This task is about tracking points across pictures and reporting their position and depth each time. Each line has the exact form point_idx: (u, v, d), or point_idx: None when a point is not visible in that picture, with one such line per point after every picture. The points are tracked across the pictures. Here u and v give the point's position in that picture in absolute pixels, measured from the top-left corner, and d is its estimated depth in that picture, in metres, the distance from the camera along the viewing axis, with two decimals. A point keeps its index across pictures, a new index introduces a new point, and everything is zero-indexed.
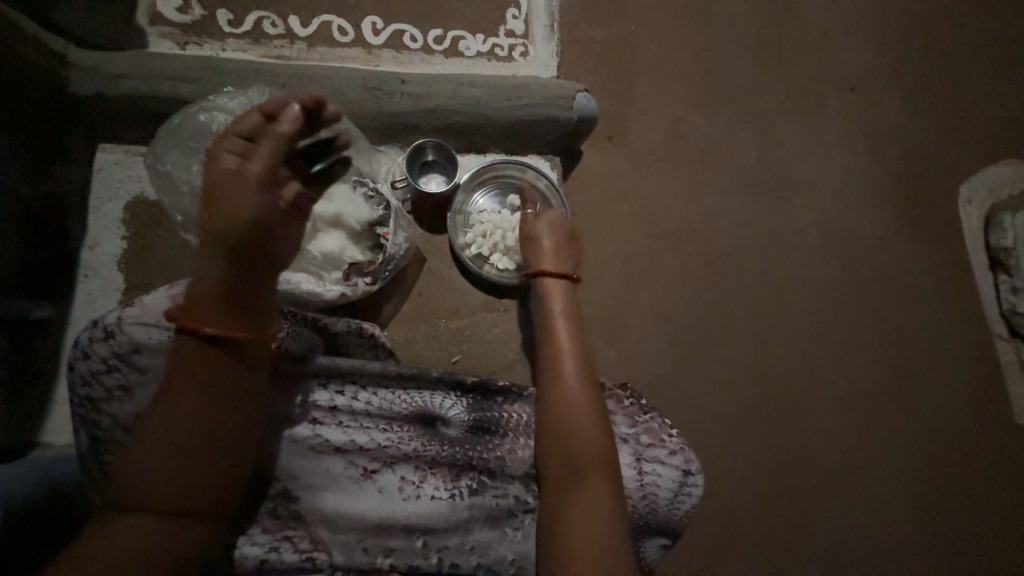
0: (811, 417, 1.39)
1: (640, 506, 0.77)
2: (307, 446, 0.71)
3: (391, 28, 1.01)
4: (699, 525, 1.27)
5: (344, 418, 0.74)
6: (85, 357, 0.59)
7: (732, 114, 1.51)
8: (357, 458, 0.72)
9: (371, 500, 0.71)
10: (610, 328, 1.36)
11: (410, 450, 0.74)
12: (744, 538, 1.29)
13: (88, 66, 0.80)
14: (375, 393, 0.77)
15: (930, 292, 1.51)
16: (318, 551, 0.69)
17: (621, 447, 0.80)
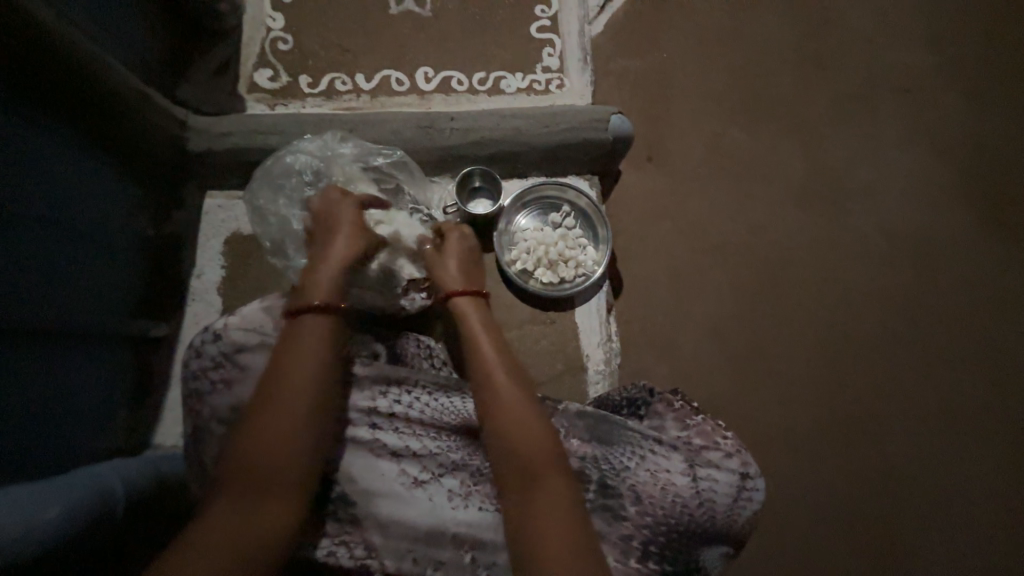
0: (882, 432, 1.33)
1: (698, 515, 0.73)
2: (366, 450, 0.74)
3: (440, 75, 1.15)
4: (762, 540, 1.25)
5: (399, 425, 0.76)
6: (196, 355, 0.69)
7: (774, 125, 1.51)
8: (410, 463, 0.74)
9: (422, 509, 0.73)
10: (660, 343, 1.35)
11: (459, 459, 0.76)
12: (813, 557, 1.25)
13: (202, 129, 0.97)
14: (427, 402, 0.78)
15: (1010, 296, 1.43)
16: (371, 555, 0.71)
17: (672, 455, 0.76)
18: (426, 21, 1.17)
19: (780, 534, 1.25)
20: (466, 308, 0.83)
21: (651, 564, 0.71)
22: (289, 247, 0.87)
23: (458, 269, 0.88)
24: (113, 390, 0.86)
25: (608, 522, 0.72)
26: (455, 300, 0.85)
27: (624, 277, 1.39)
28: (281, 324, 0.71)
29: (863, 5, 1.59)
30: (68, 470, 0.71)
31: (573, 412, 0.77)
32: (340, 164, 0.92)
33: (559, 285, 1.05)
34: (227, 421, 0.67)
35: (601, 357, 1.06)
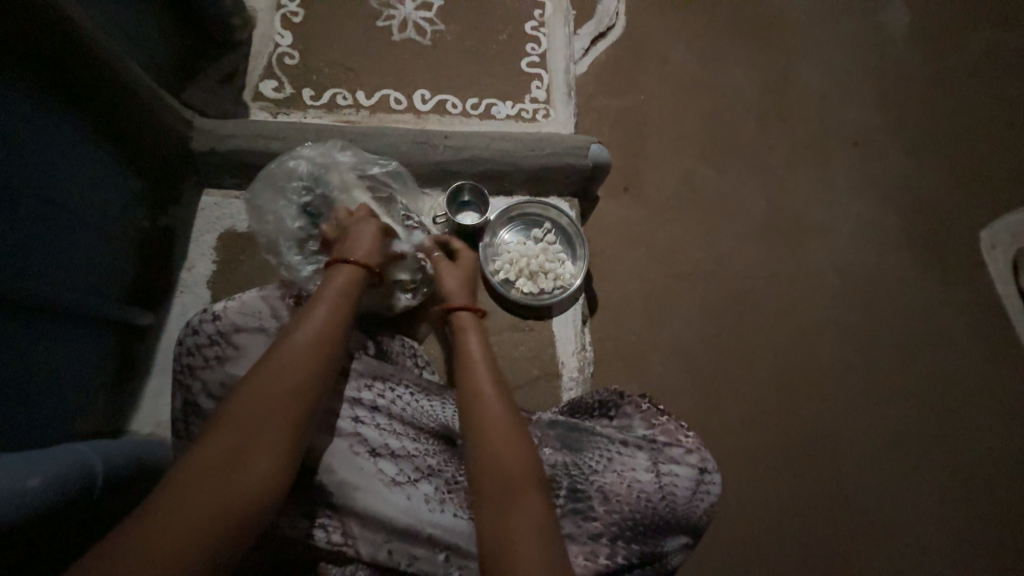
0: (836, 451, 1.42)
1: (661, 510, 0.76)
2: (346, 444, 0.75)
3: (436, 98, 1.24)
4: (726, 552, 1.30)
5: (380, 420, 0.78)
6: (194, 333, 0.72)
7: (738, 166, 1.66)
8: (388, 463, 0.76)
9: (398, 509, 0.73)
10: (633, 361, 1.43)
11: (436, 464, 0.78)
12: (774, 571, 1.30)
13: (207, 129, 1.01)
14: (410, 402, 0.82)
15: (950, 330, 1.58)
16: (347, 543, 0.73)
17: (637, 454, 0.79)
18: (426, 50, 1.27)
19: (745, 550, 1.31)
20: (467, 325, 0.85)
21: (618, 560, 0.73)
22: (284, 246, 0.92)
23: (458, 285, 0.91)
24: (97, 369, 0.87)
25: (578, 523, 0.74)
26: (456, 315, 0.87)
27: (600, 297, 1.47)
28: (279, 315, 0.75)
29: (815, 67, 1.79)
30: (51, 445, 0.72)
31: (545, 420, 0.82)
32: (338, 172, 0.97)
33: (538, 295, 1.12)
34: (215, 398, 0.69)
35: (575, 364, 1.12)
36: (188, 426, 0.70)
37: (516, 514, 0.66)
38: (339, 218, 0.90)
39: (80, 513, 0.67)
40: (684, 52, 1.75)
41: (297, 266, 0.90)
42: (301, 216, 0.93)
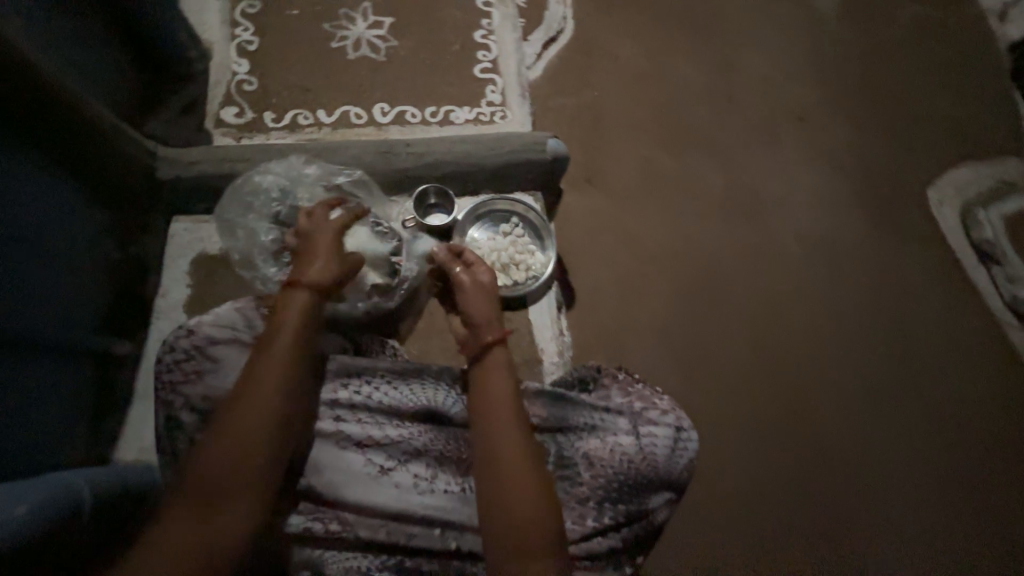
0: (816, 409, 1.49)
1: (644, 470, 0.80)
2: (332, 440, 0.78)
3: (395, 109, 1.28)
4: (720, 517, 1.35)
5: (361, 414, 0.80)
6: (171, 349, 0.74)
7: (694, 150, 1.74)
8: (375, 452, 0.78)
9: (389, 494, 0.76)
10: (613, 345, 1.48)
11: (421, 445, 0.80)
12: (768, 530, 1.36)
13: (172, 158, 1.04)
14: (388, 392, 0.83)
15: (911, 284, 1.67)
16: (345, 531, 0.75)
17: (617, 419, 0.83)
18: (382, 66, 1.32)
19: (739, 515, 1.36)
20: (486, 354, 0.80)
21: (606, 520, 0.76)
22: (257, 258, 0.94)
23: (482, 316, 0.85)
24: (77, 400, 0.88)
25: (566, 487, 0.78)
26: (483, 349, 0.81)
27: (576, 287, 1.52)
28: (252, 323, 0.77)
29: (756, 52, 1.90)
30: (37, 476, 0.74)
31: (534, 390, 0.84)
32: (305, 185, 1.00)
33: (513, 286, 1.16)
34: (198, 410, 0.71)
35: (555, 349, 1.16)
36: (173, 442, 0.71)
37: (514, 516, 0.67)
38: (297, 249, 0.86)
39: (73, 537, 0.68)
40: (632, 49, 1.83)
41: (271, 276, 0.93)
42: (270, 227, 0.94)
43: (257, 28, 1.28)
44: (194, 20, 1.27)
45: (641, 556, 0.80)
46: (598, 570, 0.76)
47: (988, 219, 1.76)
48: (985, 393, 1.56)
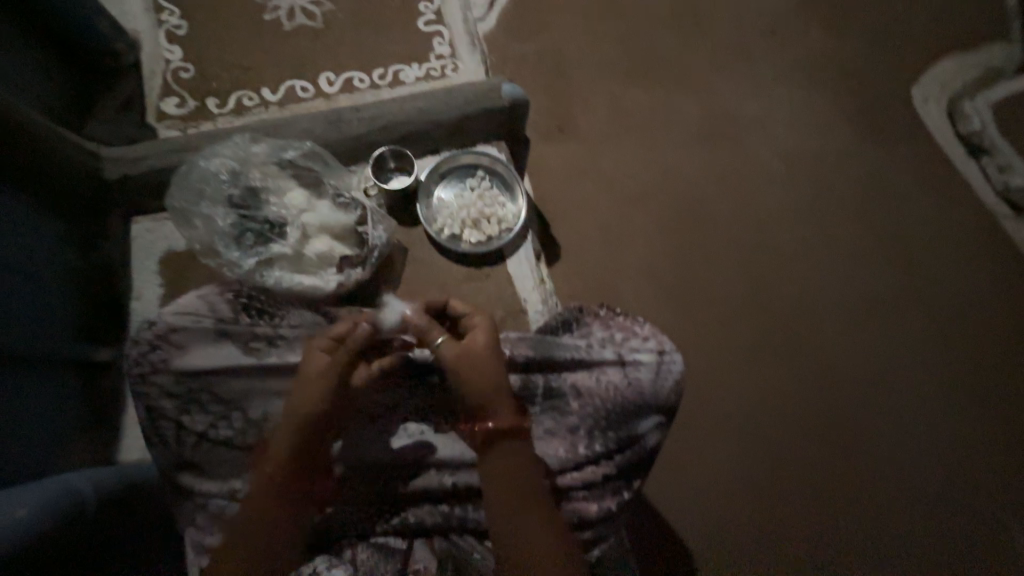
0: (812, 325, 1.48)
1: (630, 396, 0.79)
2: None
3: (342, 77, 1.23)
4: (729, 445, 1.36)
5: None
6: (137, 342, 0.73)
7: (663, 80, 1.68)
8: (361, 403, 0.78)
9: (381, 441, 0.77)
10: (604, 291, 1.47)
11: (405, 392, 0.80)
12: (776, 449, 1.38)
13: (117, 156, 1.00)
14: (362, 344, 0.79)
15: (900, 188, 1.63)
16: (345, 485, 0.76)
17: (599, 351, 0.82)
18: (321, 33, 1.26)
19: (748, 440, 1.37)
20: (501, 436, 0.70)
21: (596, 448, 0.78)
22: (220, 245, 0.94)
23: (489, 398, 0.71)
24: (65, 407, 0.90)
25: (556, 418, 0.79)
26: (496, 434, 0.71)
27: (558, 238, 1.49)
28: (215, 306, 0.76)
29: None
30: (36, 480, 0.75)
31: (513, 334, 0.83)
32: (256, 164, 0.99)
33: (487, 241, 1.14)
34: (175, 394, 0.71)
35: (538, 298, 1.15)
36: (158, 432, 0.71)
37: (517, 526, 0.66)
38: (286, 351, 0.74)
39: (78, 532, 0.70)
40: None
41: (237, 260, 0.93)
42: (227, 212, 0.96)
43: (183, 10, 1.22)
44: (116, 12, 1.20)
45: (639, 481, 0.80)
46: (594, 496, 0.78)
47: (975, 109, 1.70)
48: (981, 286, 1.55)
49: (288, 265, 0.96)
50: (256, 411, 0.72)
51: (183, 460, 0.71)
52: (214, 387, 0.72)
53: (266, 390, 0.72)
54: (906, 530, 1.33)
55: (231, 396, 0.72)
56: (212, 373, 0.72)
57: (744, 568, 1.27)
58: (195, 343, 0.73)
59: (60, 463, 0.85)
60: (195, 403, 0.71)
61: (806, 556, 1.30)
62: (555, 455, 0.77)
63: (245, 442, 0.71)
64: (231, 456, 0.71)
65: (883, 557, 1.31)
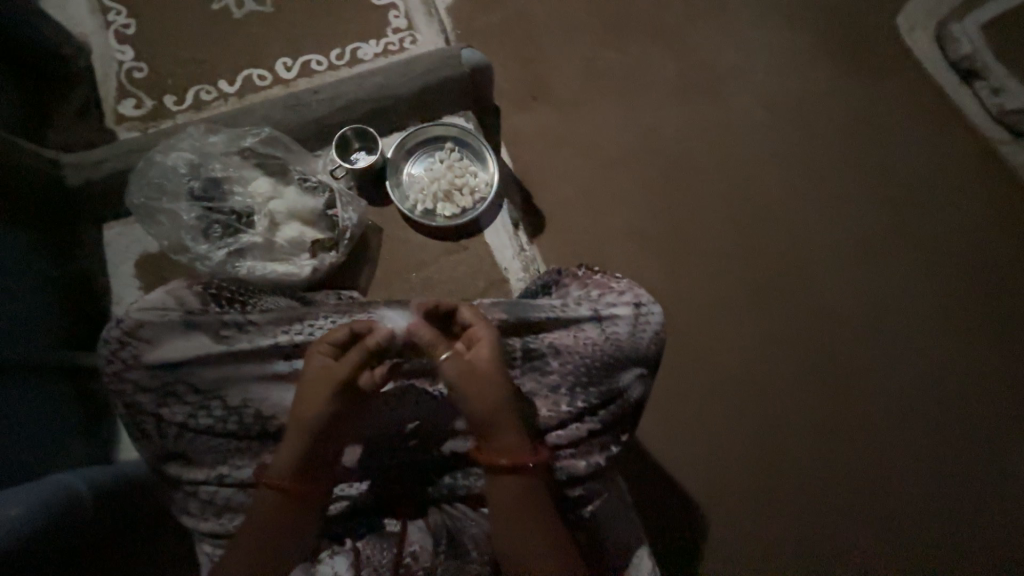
0: (809, 271, 1.44)
1: (610, 352, 0.77)
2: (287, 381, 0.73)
3: (299, 61, 1.21)
4: (732, 400, 1.33)
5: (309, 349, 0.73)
6: (106, 340, 0.72)
7: (639, 31, 1.57)
8: None
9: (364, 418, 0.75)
10: (594, 260, 1.42)
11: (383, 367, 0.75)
12: (781, 400, 1.34)
13: (78, 162, 0.99)
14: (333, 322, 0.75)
15: (890, 121, 1.56)
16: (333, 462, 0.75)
17: (577, 309, 0.80)
18: (272, 17, 1.22)
19: (753, 395, 1.34)
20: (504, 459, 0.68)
21: (580, 405, 0.77)
22: (188, 240, 0.94)
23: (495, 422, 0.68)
24: (63, 413, 0.92)
25: (537, 378, 0.77)
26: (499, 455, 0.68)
27: (544, 210, 1.43)
28: (182, 299, 0.74)
29: None
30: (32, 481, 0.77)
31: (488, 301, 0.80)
32: (215, 155, 0.98)
33: (462, 213, 1.11)
34: (151, 387, 0.71)
35: (520, 266, 1.15)
36: (141, 427, 0.71)
37: (519, 527, 0.67)
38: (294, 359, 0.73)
39: (70, 529, 0.71)
40: None
41: (207, 253, 0.94)
42: (189, 205, 0.94)
43: (131, 8, 1.19)
44: (60, 16, 1.17)
45: (626, 434, 0.80)
46: (582, 453, 0.78)
47: (964, 31, 1.62)
48: (979, 217, 1.50)
49: (260, 254, 0.96)
50: (235, 398, 0.72)
51: (168, 451, 0.72)
52: (190, 376, 0.71)
53: (242, 375, 0.72)
54: (915, 468, 1.33)
55: (208, 384, 0.71)
56: (186, 364, 0.71)
57: (752, 519, 1.27)
58: (164, 336, 0.72)
59: (63, 465, 0.87)
60: (172, 395, 0.71)
61: (817, 504, 1.29)
62: (539, 414, 0.76)
63: (227, 428, 0.71)
64: (215, 443, 0.72)
65: (893, 497, 1.31)
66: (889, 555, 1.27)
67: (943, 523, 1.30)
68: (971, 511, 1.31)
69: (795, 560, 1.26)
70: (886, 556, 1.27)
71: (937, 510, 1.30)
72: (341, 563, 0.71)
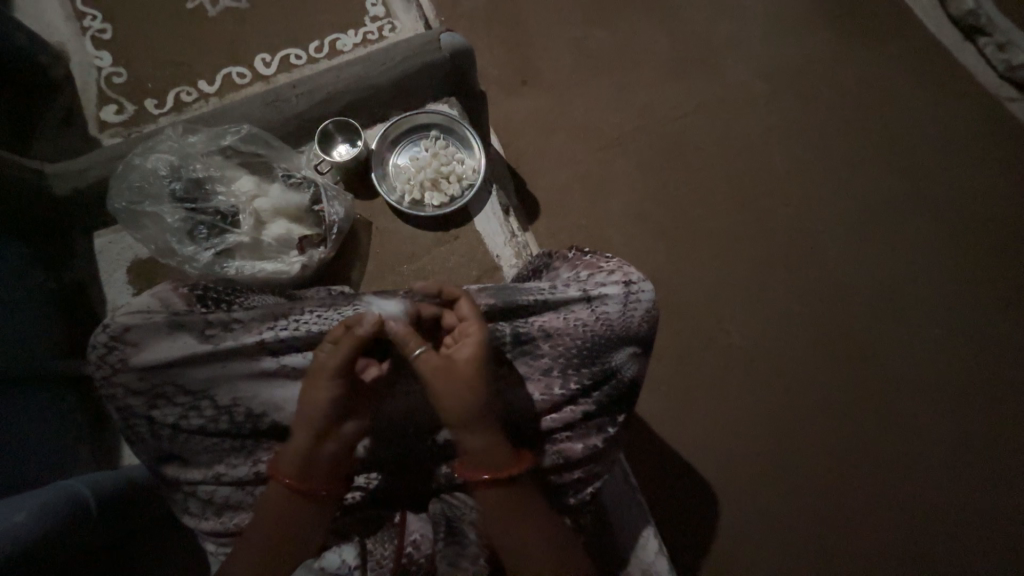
0: (810, 243, 1.41)
1: (601, 332, 0.76)
2: (277, 377, 0.73)
3: (278, 56, 1.19)
4: (735, 379, 1.31)
5: (296, 344, 0.73)
6: (93, 346, 0.72)
7: (626, 8, 1.53)
8: None
9: None
10: (591, 246, 1.39)
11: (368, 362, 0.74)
12: (786, 376, 1.32)
13: (62, 171, 0.98)
14: (316, 317, 0.74)
15: (890, 85, 1.51)
16: None
17: (567, 291, 0.78)
18: (248, 13, 1.20)
19: (758, 373, 1.32)
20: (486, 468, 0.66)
21: (573, 386, 0.76)
22: (174, 243, 0.94)
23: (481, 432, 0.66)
24: (65, 422, 0.93)
25: (528, 362, 0.76)
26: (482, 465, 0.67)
27: (537, 196, 1.40)
28: (168, 301, 0.74)
29: None
30: (36, 488, 0.77)
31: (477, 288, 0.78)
32: (196, 156, 0.98)
33: (451, 202, 1.10)
34: (141, 391, 0.71)
35: (511, 252, 1.13)
36: (135, 431, 0.72)
37: (514, 523, 0.66)
38: (294, 354, 0.73)
39: (81, 538, 0.72)
40: None
41: (194, 256, 0.94)
42: (171, 207, 0.94)
43: (106, 12, 1.18)
44: (37, 26, 1.17)
45: (623, 414, 0.79)
46: (578, 435, 0.77)
47: None
48: (985, 179, 1.46)
49: (248, 254, 0.96)
50: (226, 397, 0.72)
51: (164, 453, 0.72)
52: (179, 378, 0.71)
53: (230, 374, 0.72)
54: (927, 438, 1.30)
55: (198, 385, 0.72)
56: (174, 365, 0.71)
57: (760, 498, 1.26)
58: (150, 339, 0.72)
59: (70, 472, 0.88)
60: (163, 397, 0.71)
61: (828, 479, 1.28)
62: (533, 398, 0.75)
63: (219, 427, 0.72)
64: (210, 442, 0.72)
65: (905, 468, 1.29)
66: (904, 526, 1.25)
67: (959, 492, 1.27)
68: (988, 479, 1.28)
69: (809, 536, 1.24)
70: (901, 528, 1.25)
71: (951, 479, 1.28)
72: (350, 550, 0.70)
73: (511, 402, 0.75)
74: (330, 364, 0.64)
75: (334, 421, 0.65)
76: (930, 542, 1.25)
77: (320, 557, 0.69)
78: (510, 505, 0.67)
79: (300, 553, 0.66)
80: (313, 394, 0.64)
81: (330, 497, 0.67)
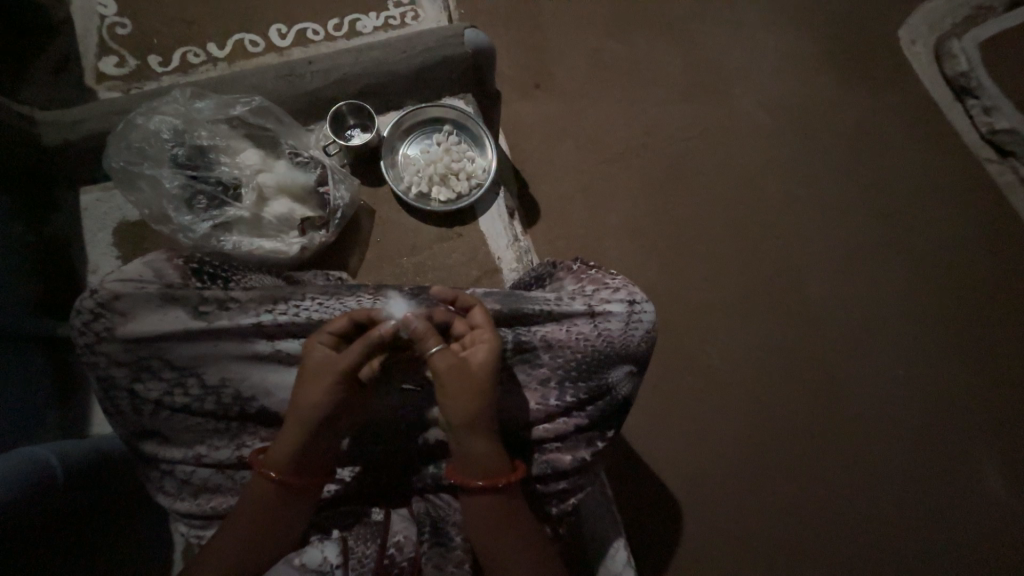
0: (797, 277, 1.46)
1: (601, 347, 0.77)
2: (270, 362, 0.71)
3: (294, 28, 1.15)
4: (712, 400, 1.35)
5: (293, 330, 0.71)
6: (78, 311, 0.68)
7: (646, 26, 1.55)
8: None
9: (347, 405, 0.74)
10: (588, 257, 1.40)
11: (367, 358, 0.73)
12: (761, 403, 1.37)
13: (52, 120, 0.93)
14: (317, 305, 0.73)
15: (886, 135, 1.58)
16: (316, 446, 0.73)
17: (572, 303, 0.79)
18: None
19: (734, 398, 1.36)
20: (477, 476, 0.66)
21: (569, 399, 0.76)
22: (169, 210, 0.91)
23: (478, 444, 0.66)
24: (32, 385, 0.88)
25: (527, 370, 0.77)
26: (475, 474, 0.66)
27: (540, 202, 1.40)
28: (165, 273, 0.72)
29: None
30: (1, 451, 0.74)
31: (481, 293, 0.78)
32: (201, 122, 0.94)
33: (457, 199, 1.08)
34: (126, 362, 0.68)
35: (512, 257, 1.13)
36: (115, 402, 0.69)
37: (501, 533, 0.66)
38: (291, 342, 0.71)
39: (45, 507, 0.69)
40: None
41: (190, 225, 0.90)
42: (169, 171, 0.90)
43: None
44: None
45: (613, 430, 0.80)
46: (567, 447, 0.78)
47: (964, 48, 1.62)
48: (961, 233, 1.54)
49: (246, 229, 0.93)
50: (214, 376, 0.70)
51: (142, 428, 0.70)
52: (167, 353, 0.69)
53: (222, 354, 0.70)
54: (883, 473, 1.37)
55: (185, 362, 0.69)
56: (164, 339, 0.69)
57: (723, 517, 1.30)
58: (141, 309, 0.69)
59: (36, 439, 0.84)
60: (147, 371, 0.69)
61: (790, 504, 1.33)
62: (527, 406, 0.76)
63: (204, 407, 0.70)
64: (194, 422, 0.70)
65: (862, 500, 1.35)
66: (854, 556, 1.32)
67: (907, 526, 1.35)
68: (934, 517, 1.36)
69: (766, 557, 1.29)
70: (852, 555, 1.32)
71: (902, 514, 1.35)
72: (332, 547, 0.67)
73: (506, 408, 0.76)
74: (332, 362, 0.64)
75: (329, 419, 0.65)
76: (877, 574, 1.31)
77: (301, 552, 0.67)
78: (499, 514, 0.67)
79: (282, 546, 0.65)
80: (311, 392, 0.63)
81: (316, 488, 0.67)
